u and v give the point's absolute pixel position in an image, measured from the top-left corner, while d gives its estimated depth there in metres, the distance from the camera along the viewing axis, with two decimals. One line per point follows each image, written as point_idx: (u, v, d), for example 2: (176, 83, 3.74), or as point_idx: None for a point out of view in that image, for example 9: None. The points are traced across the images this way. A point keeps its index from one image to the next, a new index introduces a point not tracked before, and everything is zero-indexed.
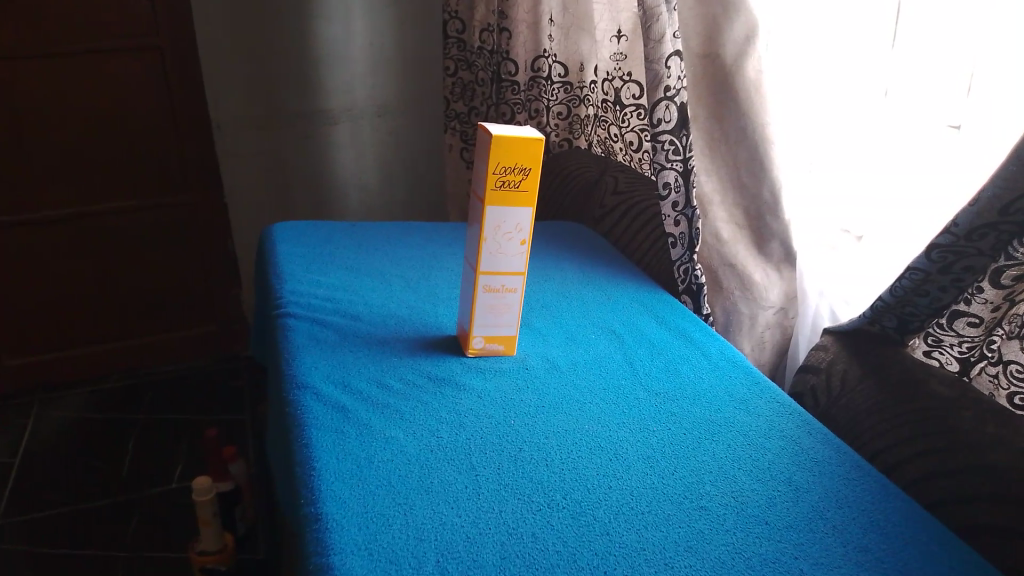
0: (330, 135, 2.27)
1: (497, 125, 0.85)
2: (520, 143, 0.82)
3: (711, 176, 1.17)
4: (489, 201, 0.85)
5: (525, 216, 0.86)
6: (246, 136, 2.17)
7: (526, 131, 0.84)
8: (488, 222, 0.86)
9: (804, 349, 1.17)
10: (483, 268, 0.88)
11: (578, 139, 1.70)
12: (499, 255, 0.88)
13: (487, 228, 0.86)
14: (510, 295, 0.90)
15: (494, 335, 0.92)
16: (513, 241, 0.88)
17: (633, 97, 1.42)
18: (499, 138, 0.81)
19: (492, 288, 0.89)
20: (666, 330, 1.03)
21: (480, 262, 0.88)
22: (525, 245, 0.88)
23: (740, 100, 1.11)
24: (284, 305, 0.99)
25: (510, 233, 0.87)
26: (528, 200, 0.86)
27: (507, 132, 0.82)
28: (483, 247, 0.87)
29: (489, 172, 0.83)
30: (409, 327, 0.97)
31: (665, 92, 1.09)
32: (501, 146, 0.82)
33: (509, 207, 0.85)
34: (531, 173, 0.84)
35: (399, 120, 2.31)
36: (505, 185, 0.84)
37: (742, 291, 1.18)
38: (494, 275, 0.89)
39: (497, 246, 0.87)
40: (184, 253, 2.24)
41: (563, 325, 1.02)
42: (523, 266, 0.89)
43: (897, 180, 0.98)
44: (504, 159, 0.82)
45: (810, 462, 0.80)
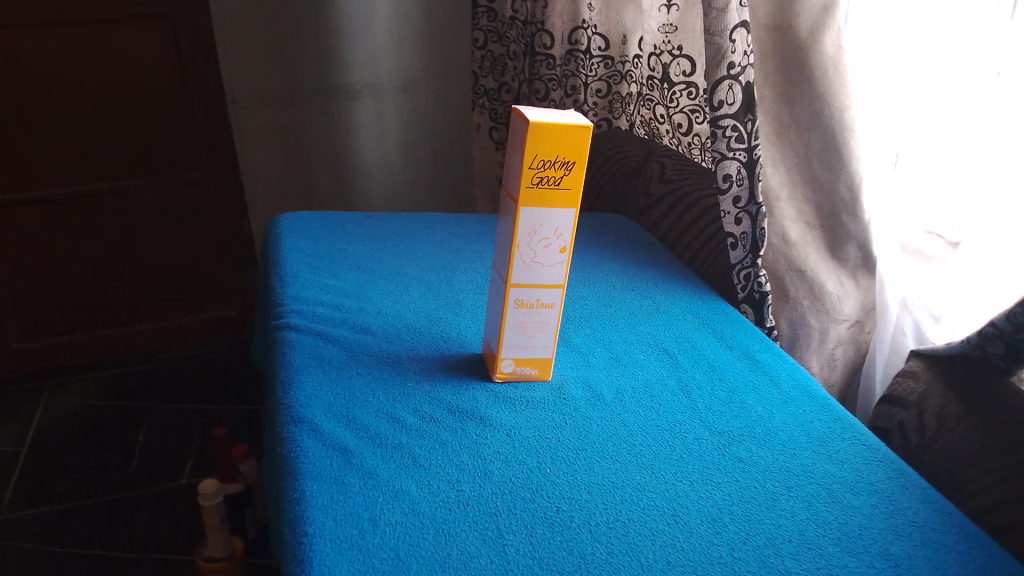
0: (351, 111, 2.12)
1: (534, 110, 0.71)
2: (563, 130, 0.68)
3: (777, 166, 1.02)
4: (524, 201, 0.71)
5: (566, 219, 0.73)
6: (265, 110, 2.04)
7: (569, 117, 0.71)
8: (522, 224, 0.72)
9: (886, 378, 0.99)
10: (514, 280, 0.74)
11: (619, 119, 1.55)
12: (534, 264, 0.74)
13: (520, 232, 0.72)
14: (546, 311, 0.76)
15: (526, 357, 0.78)
16: (552, 248, 0.73)
17: (683, 74, 1.27)
18: (537, 123, 0.67)
19: (525, 303, 0.75)
20: (727, 349, 0.89)
21: (511, 272, 0.74)
22: (565, 254, 0.74)
23: (814, 77, 0.97)
24: (285, 314, 0.86)
25: (548, 239, 0.73)
26: (571, 200, 0.72)
27: (546, 118, 0.69)
28: (515, 255, 0.73)
29: (524, 165, 0.69)
30: (428, 344, 0.83)
31: (730, 70, 0.95)
32: (540, 134, 0.68)
33: (546, 208, 0.72)
34: (575, 167, 0.70)
35: (424, 95, 2.17)
36: (543, 182, 0.70)
37: (812, 302, 1.00)
38: (527, 290, 0.75)
39: (530, 255, 0.73)
40: (200, 234, 2.12)
41: (606, 342, 0.88)
42: (562, 278, 0.75)
43: (1010, 181, 0.83)
44: (543, 150, 0.69)
45: (910, 527, 0.66)
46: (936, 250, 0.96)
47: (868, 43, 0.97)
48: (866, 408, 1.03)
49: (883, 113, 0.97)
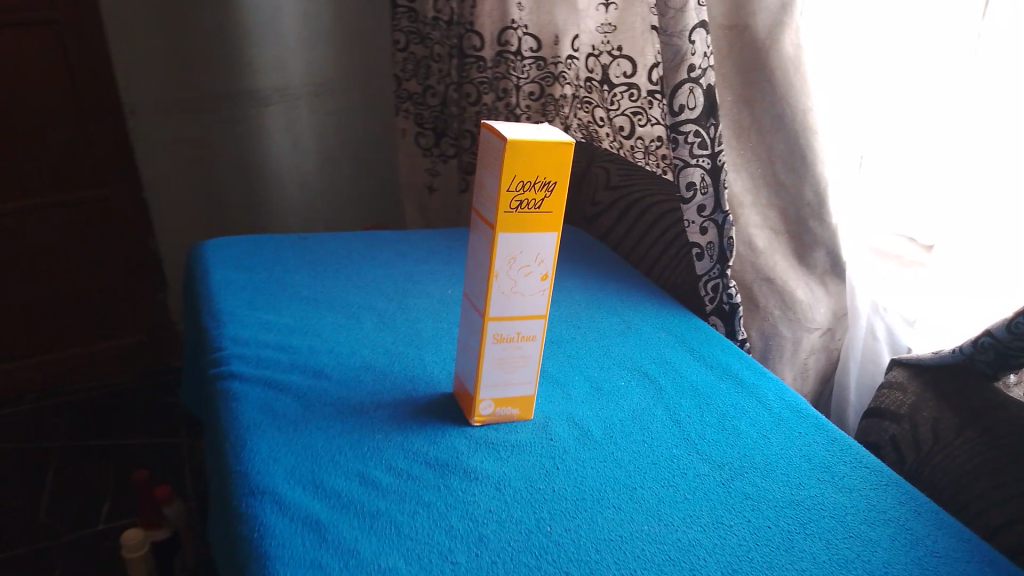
0: (263, 117, 1.98)
1: (507, 125, 0.64)
2: (543, 147, 0.61)
3: (738, 171, 0.98)
4: (502, 226, 0.64)
5: (546, 243, 0.66)
6: (170, 119, 1.88)
7: (547, 132, 0.64)
8: (500, 252, 0.64)
9: (864, 391, 0.96)
10: (492, 313, 0.67)
11: (552, 122, 1.47)
12: (514, 295, 0.67)
13: (498, 261, 0.65)
14: (527, 345, 0.69)
15: (506, 397, 0.70)
16: (532, 276, 0.67)
17: (624, 75, 1.22)
18: (515, 141, 0.60)
19: (504, 338, 0.68)
20: (709, 369, 0.84)
21: (489, 305, 0.66)
22: (547, 281, 0.67)
23: (775, 78, 0.92)
24: (225, 360, 0.76)
25: (528, 266, 0.66)
26: (553, 223, 0.65)
27: (524, 135, 0.62)
28: (493, 285, 0.65)
29: (502, 188, 0.62)
30: (392, 386, 0.75)
31: (690, 73, 0.90)
32: (519, 153, 0.61)
33: (525, 232, 0.65)
34: (557, 188, 0.64)
35: (338, 100, 2.06)
36: (523, 205, 0.63)
37: (783, 311, 0.97)
38: (507, 324, 0.67)
39: (509, 285, 0.66)
40: (100, 258, 1.95)
41: (583, 369, 0.82)
42: (544, 308, 0.68)
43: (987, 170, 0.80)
44: (522, 170, 0.62)
45: (933, 560, 0.62)
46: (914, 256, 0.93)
47: (825, 42, 0.93)
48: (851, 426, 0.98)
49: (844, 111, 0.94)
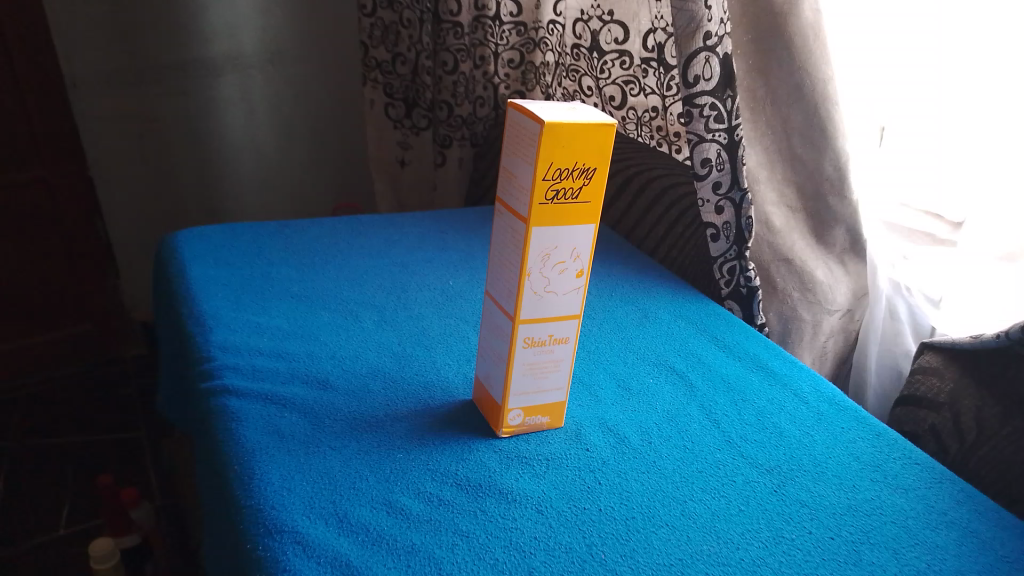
0: (215, 89, 1.86)
1: (541, 107, 0.57)
2: (583, 130, 0.55)
3: (753, 145, 0.91)
4: (536, 219, 0.57)
5: (583, 237, 0.59)
6: (115, 92, 1.76)
7: (584, 113, 0.57)
8: (533, 248, 0.58)
9: (891, 380, 0.92)
10: (522, 315, 0.60)
11: (532, 91, 1.38)
12: (547, 295, 0.60)
13: (532, 258, 0.58)
14: (559, 348, 0.63)
15: (537, 405, 0.64)
16: (567, 273, 0.60)
17: (615, 41, 1.13)
18: (554, 123, 0.54)
19: (536, 342, 0.61)
20: (737, 361, 0.79)
21: (520, 307, 0.59)
22: (583, 278, 0.61)
23: (793, 45, 0.86)
24: (217, 373, 0.68)
25: (563, 263, 0.59)
26: (591, 214, 0.59)
27: (562, 117, 0.55)
28: (525, 286, 0.59)
29: (538, 176, 0.55)
30: (405, 394, 0.68)
31: (706, 41, 0.83)
32: (557, 137, 0.54)
33: (560, 225, 0.58)
34: (596, 175, 0.57)
35: (295, 71, 1.94)
36: (559, 195, 0.57)
37: (802, 293, 0.92)
38: (537, 328, 0.61)
39: (541, 285, 0.60)
40: (46, 243, 1.79)
41: (606, 366, 0.76)
42: (579, 307, 0.62)
43: (1013, 143, 0.76)
44: (560, 156, 0.55)
45: (1007, 565, 0.57)
46: (937, 235, 0.88)
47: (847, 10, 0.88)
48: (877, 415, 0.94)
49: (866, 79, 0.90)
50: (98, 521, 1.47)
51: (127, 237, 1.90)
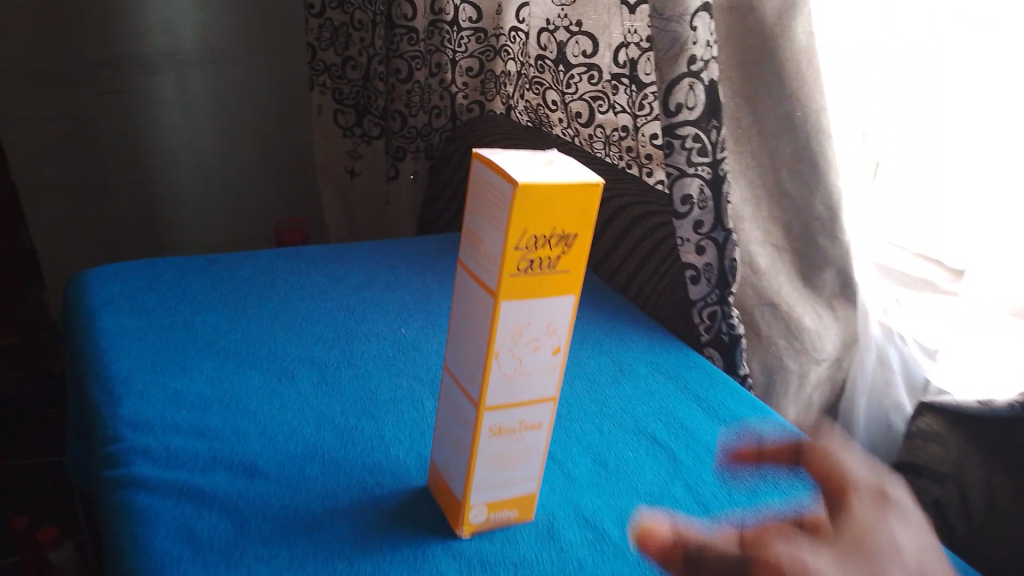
0: (152, 88, 1.69)
1: (512, 161, 0.48)
2: (564, 191, 0.46)
3: (737, 180, 0.85)
4: (506, 293, 0.47)
5: (560, 310, 0.50)
6: (41, 91, 1.57)
7: (564, 169, 0.48)
8: (501, 326, 0.48)
9: (888, 442, 0.85)
10: (488, 401, 0.50)
11: (492, 101, 1.32)
12: (518, 376, 0.51)
13: (500, 336, 0.49)
14: (530, 435, 0.54)
15: (504, 499, 0.55)
16: (541, 351, 0.51)
17: (583, 54, 1.03)
18: (529, 183, 0.44)
19: (504, 430, 0.52)
20: (724, 426, 0.71)
21: (485, 393, 0.50)
22: (559, 356, 0.52)
23: (784, 70, 0.78)
24: (124, 460, 0.57)
25: (537, 340, 0.50)
26: (569, 284, 0.50)
27: (538, 176, 0.46)
28: (493, 367, 0.49)
29: (510, 245, 0.46)
30: (346, 482, 0.58)
31: (690, 66, 0.76)
32: (533, 199, 0.45)
33: (534, 298, 0.49)
34: (576, 242, 0.48)
35: (237, 69, 1.78)
36: (533, 265, 0.47)
37: (789, 342, 0.85)
38: (506, 414, 0.51)
39: (511, 366, 0.50)
40: None
41: (579, 435, 0.67)
42: (554, 388, 0.53)
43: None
44: (535, 221, 0.46)
45: None
46: (936, 283, 0.81)
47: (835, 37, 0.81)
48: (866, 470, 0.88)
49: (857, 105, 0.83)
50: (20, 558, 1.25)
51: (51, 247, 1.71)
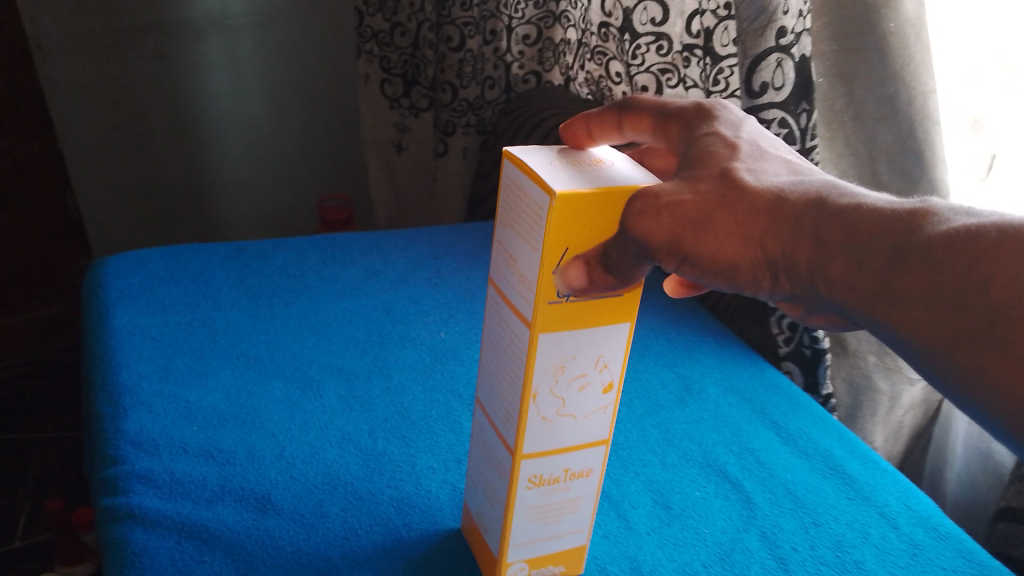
0: (197, 54, 1.45)
1: (549, 163, 0.40)
2: (615, 200, 0.37)
3: (826, 170, 0.76)
4: (544, 325, 0.39)
5: (614, 341, 0.42)
6: (79, 56, 1.36)
7: (613, 172, 0.40)
8: (540, 364, 0.40)
9: (992, 480, 0.74)
10: (525, 449, 0.42)
11: (550, 72, 1.21)
12: (561, 419, 0.42)
13: (539, 375, 0.40)
14: (576, 484, 0.45)
15: (547, 554, 0.47)
16: (590, 391, 0.42)
17: (651, 22, 0.92)
18: (571, 192, 0.36)
19: (546, 480, 0.44)
20: (804, 458, 0.62)
21: (522, 439, 0.42)
22: (612, 394, 0.43)
23: (886, 44, 0.67)
24: (121, 488, 0.51)
25: (585, 377, 0.42)
26: (623, 311, 0.41)
27: (580, 182, 0.38)
28: (532, 410, 0.41)
29: (548, 268, 0.38)
30: (369, 520, 0.51)
31: (778, 39, 0.66)
32: (575, 212, 0.37)
33: (579, 329, 0.40)
34: None
35: (289, 33, 1.51)
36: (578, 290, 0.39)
37: (881, 360, 0.76)
38: (547, 463, 0.43)
39: (553, 409, 0.42)
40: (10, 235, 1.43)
41: (636, 468, 0.59)
42: (608, 431, 0.44)
43: None
44: (579, 238, 0.38)
45: None
46: None
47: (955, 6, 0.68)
48: (956, 503, 0.78)
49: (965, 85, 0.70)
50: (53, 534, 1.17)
51: (101, 232, 1.52)
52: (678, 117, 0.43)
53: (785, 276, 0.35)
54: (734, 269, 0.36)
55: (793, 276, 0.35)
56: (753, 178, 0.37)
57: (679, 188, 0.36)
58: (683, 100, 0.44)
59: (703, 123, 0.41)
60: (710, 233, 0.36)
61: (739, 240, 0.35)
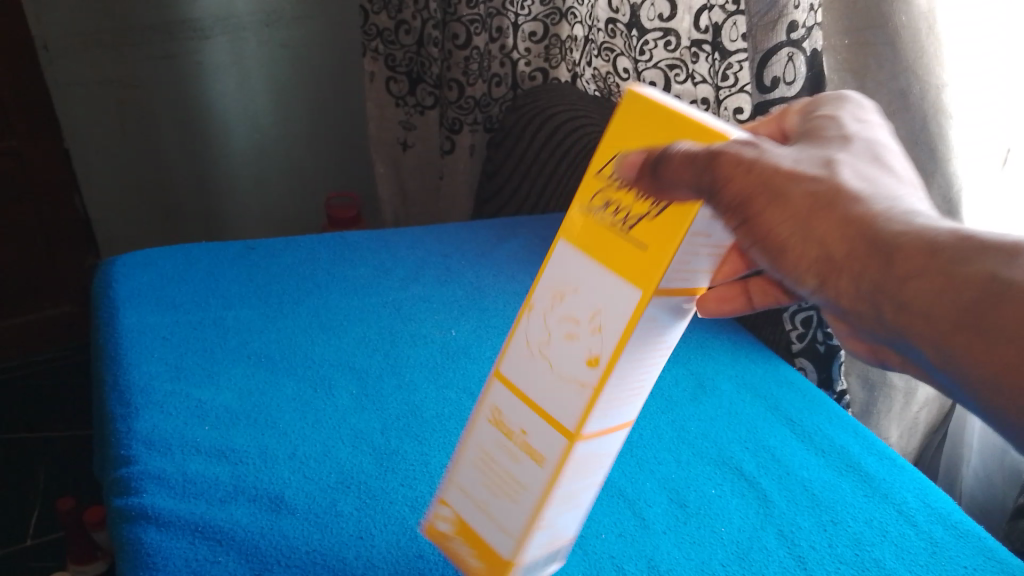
0: (204, 54, 1.44)
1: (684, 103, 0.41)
2: (675, 121, 0.38)
3: None
4: (566, 230, 0.41)
5: (615, 305, 0.39)
6: (86, 57, 1.35)
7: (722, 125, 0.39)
8: (548, 273, 0.42)
9: (1010, 476, 0.74)
10: (506, 367, 0.43)
11: (557, 69, 1.21)
12: (542, 359, 0.41)
13: (540, 289, 0.42)
14: (531, 465, 0.42)
15: (480, 528, 0.44)
16: (575, 347, 0.40)
17: (659, 17, 0.91)
18: (637, 91, 0.39)
19: (506, 425, 0.43)
20: (820, 456, 0.61)
21: (508, 349, 0.43)
22: (593, 374, 0.39)
23: (898, 38, 0.66)
24: (134, 487, 0.51)
25: (576, 324, 0.40)
26: (642, 274, 0.37)
27: (670, 101, 0.39)
28: (523, 321, 0.43)
29: (592, 168, 0.40)
30: (384, 519, 0.50)
31: (789, 34, 0.65)
32: (636, 112, 0.39)
33: (588, 260, 0.40)
34: (666, 211, 0.37)
35: (294, 32, 1.50)
36: (609, 210, 0.39)
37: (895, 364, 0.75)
38: (511, 404, 0.43)
39: (540, 339, 0.42)
40: (18, 235, 1.43)
41: (652, 468, 0.58)
42: (577, 425, 0.40)
43: None
44: (630, 146, 0.39)
45: None
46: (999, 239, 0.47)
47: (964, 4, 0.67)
48: (974, 499, 0.78)
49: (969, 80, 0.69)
50: (64, 532, 1.17)
51: (108, 232, 1.52)
52: (808, 105, 0.42)
53: (842, 283, 0.33)
54: (782, 251, 0.34)
55: (843, 280, 0.33)
56: (858, 169, 0.35)
57: (770, 157, 0.35)
58: (827, 96, 0.43)
59: (826, 112, 0.40)
60: (791, 206, 0.33)
61: (807, 226, 0.33)
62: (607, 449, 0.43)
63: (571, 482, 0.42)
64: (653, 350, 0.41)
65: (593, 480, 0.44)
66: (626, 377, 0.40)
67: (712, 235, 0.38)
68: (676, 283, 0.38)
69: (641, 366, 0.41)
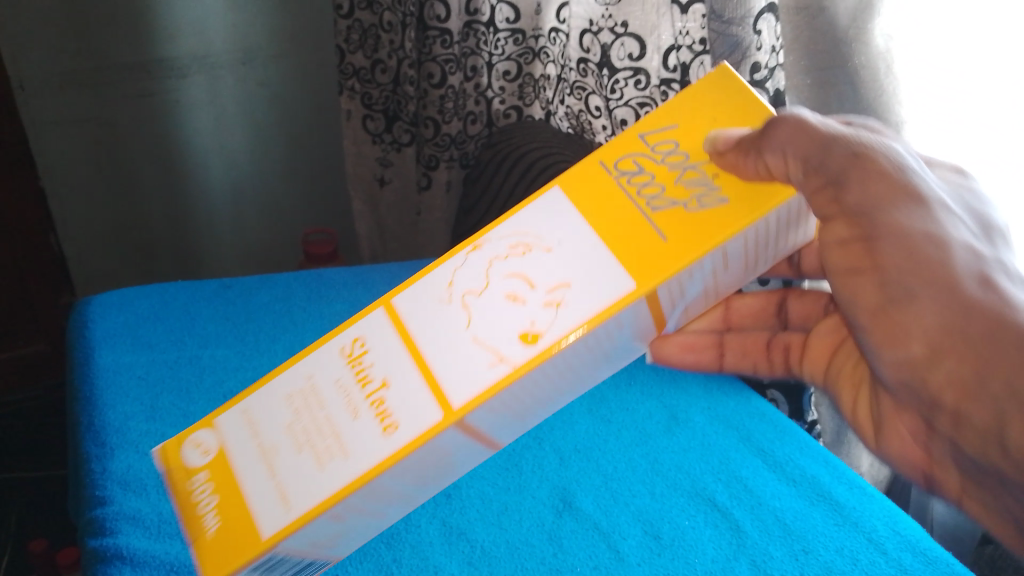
0: (180, 92, 1.45)
1: None
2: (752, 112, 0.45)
3: None
4: (571, 183, 0.46)
5: (586, 291, 0.41)
6: (62, 96, 1.35)
7: None
8: (512, 224, 0.46)
9: None
10: (404, 304, 0.46)
11: (531, 107, 1.23)
12: (458, 304, 0.44)
13: (488, 239, 0.46)
14: (368, 423, 0.42)
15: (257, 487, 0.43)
16: (513, 309, 0.42)
17: (629, 57, 0.94)
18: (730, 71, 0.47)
19: (367, 376, 0.44)
20: (791, 485, 0.62)
21: (415, 285, 0.46)
22: (511, 354, 0.41)
23: (858, 77, 0.72)
24: (109, 528, 0.51)
25: (519, 291, 0.43)
26: (648, 266, 0.41)
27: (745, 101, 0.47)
28: (452, 265, 0.46)
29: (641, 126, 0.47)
30: None
31: (753, 74, 0.68)
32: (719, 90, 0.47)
33: (584, 230, 0.43)
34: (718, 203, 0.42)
35: (270, 70, 1.51)
36: (643, 177, 0.45)
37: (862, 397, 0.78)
38: (393, 352, 0.44)
39: (473, 297, 0.44)
40: None
41: (627, 500, 0.59)
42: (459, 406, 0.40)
43: None
44: (698, 113, 0.46)
45: None
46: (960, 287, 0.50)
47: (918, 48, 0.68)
48: (944, 526, 0.80)
49: (933, 115, 0.69)
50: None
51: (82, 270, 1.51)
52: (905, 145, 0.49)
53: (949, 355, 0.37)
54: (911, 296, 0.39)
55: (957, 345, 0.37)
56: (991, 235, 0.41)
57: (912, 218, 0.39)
58: None
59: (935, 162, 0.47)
60: (946, 246, 0.38)
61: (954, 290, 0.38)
62: (442, 469, 0.43)
63: (396, 476, 0.41)
64: (561, 382, 0.43)
65: (401, 493, 0.43)
66: (532, 383, 0.41)
67: (721, 269, 0.43)
68: (662, 301, 0.42)
69: (537, 392, 0.43)
